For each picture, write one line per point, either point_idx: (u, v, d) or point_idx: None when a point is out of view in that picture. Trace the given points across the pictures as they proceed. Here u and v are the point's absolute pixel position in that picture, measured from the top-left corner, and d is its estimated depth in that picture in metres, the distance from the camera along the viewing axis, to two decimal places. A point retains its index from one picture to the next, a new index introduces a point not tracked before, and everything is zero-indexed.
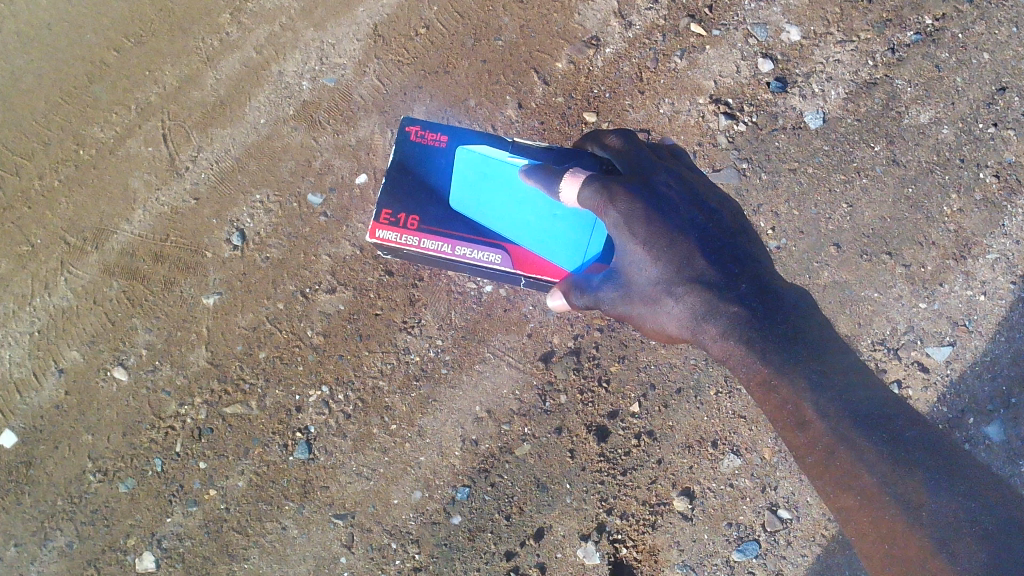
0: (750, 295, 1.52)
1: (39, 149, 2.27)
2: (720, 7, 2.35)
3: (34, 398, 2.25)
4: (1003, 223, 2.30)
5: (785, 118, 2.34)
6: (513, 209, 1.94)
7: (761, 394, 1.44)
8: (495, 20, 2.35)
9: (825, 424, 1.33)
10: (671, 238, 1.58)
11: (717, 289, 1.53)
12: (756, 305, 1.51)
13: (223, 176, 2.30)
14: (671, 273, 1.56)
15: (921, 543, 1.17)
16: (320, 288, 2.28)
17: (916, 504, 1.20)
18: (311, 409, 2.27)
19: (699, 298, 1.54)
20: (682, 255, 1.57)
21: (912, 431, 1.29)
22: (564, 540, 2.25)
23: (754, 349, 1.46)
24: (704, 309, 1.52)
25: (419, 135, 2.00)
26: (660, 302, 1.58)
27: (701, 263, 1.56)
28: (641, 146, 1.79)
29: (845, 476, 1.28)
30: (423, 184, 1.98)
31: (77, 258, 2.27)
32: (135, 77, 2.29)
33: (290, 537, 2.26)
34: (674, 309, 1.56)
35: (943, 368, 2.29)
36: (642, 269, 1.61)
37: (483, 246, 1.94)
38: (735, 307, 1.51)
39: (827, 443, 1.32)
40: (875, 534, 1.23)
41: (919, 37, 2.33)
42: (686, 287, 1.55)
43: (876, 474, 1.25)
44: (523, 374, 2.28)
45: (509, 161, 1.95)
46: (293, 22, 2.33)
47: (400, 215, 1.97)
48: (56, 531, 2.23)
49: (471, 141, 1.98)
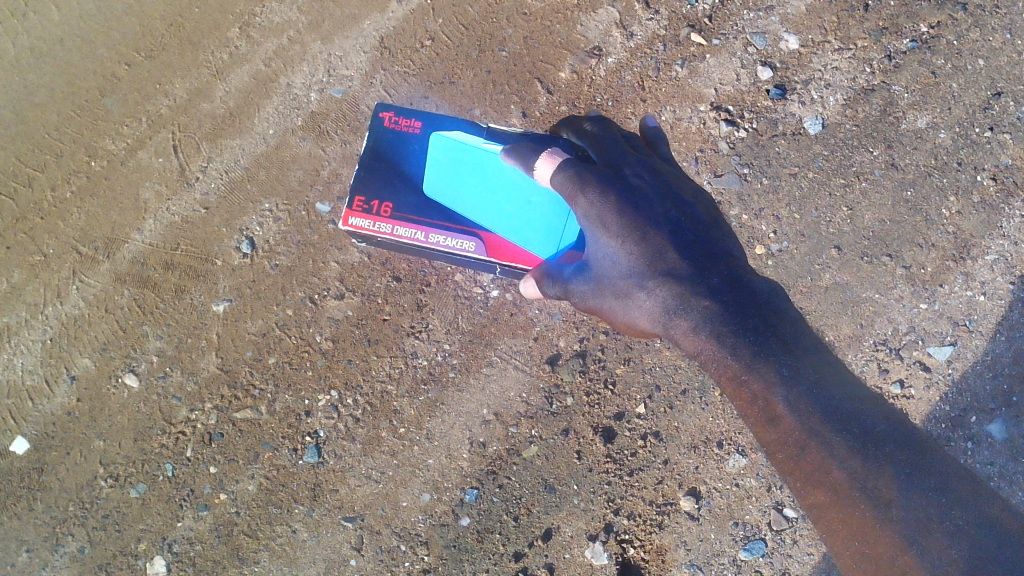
0: (721, 290, 1.56)
1: (51, 161, 2.31)
2: (719, 17, 2.40)
3: (46, 405, 2.28)
4: (1001, 225, 2.33)
5: (784, 124, 2.38)
6: (485, 196, 2.00)
7: (744, 391, 1.47)
8: (499, 31, 2.40)
9: (795, 421, 1.39)
10: (644, 233, 1.64)
11: (690, 283, 1.58)
12: (728, 299, 1.55)
13: (233, 186, 2.34)
14: (643, 267, 1.62)
15: (892, 540, 1.25)
16: (328, 294, 2.32)
17: (887, 501, 1.27)
18: (320, 414, 2.29)
19: (669, 291, 1.59)
20: (654, 248, 1.62)
21: (884, 427, 1.36)
22: (572, 541, 2.28)
23: (724, 344, 1.50)
24: (676, 302, 1.57)
25: (393, 122, 2.05)
26: (631, 295, 1.63)
27: (673, 257, 1.61)
28: (614, 135, 1.87)
29: (816, 471, 1.34)
30: (396, 171, 2.03)
31: (88, 268, 2.30)
32: (147, 90, 2.34)
33: (300, 540, 2.28)
34: (645, 302, 1.61)
35: (945, 367, 2.31)
36: (614, 264, 1.68)
37: (457, 234, 2.00)
38: (706, 301, 1.55)
39: (796, 438, 1.38)
40: (844, 529, 1.30)
41: (915, 44, 2.38)
42: (658, 280, 1.60)
43: (845, 470, 1.32)
44: (529, 377, 2.30)
45: (482, 147, 2.01)
46: (302, 35, 2.37)
47: (373, 203, 2.03)
48: (68, 537, 2.25)
49: (446, 128, 2.05)
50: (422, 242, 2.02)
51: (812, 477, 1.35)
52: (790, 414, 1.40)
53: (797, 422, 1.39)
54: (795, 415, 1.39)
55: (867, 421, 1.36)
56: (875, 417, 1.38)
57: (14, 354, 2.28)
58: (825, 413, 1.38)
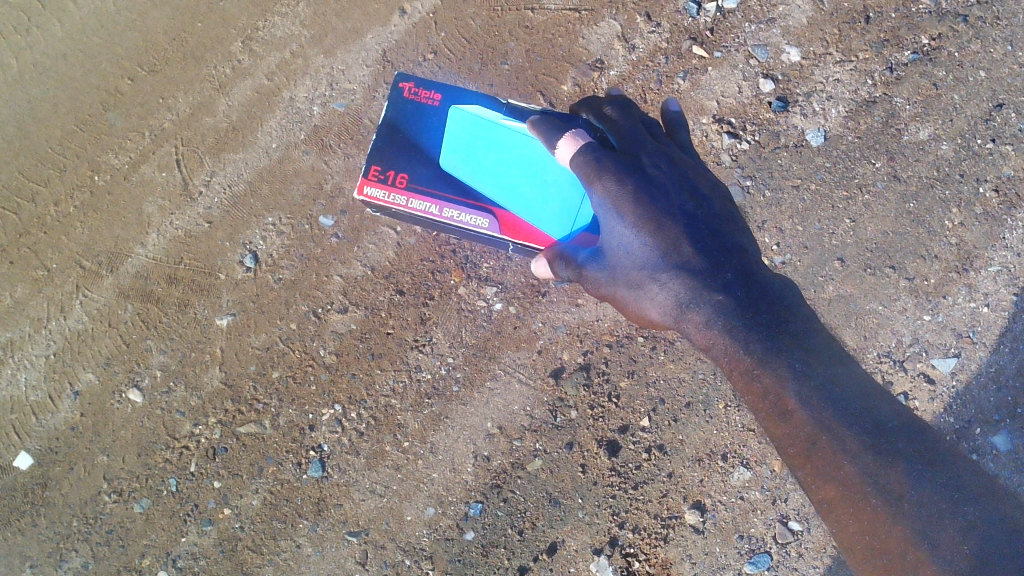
0: (735, 285, 1.56)
1: (54, 176, 2.32)
2: (721, 29, 2.41)
3: (50, 420, 2.28)
4: (1003, 236, 2.33)
5: (787, 136, 2.38)
6: (500, 170, 1.98)
7: (756, 385, 1.48)
8: (502, 44, 2.41)
9: (807, 414, 1.40)
10: (659, 225, 1.63)
11: (703, 277, 1.58)
12: (740, 294, 1.55)
13: (236, 200, 2.34)
14: (657, 259, 1.62)
15: (904, 536, 1.27)
16: (332, 307, 2.32)
17: (899, 497, 1.30)
18: (324, 428, 2.29)
19: (682, 285, 1.59)
20: (669, 241, 1.61)
21: (894, 419, 1.38)
22: (576, 555, 2.27)
23: (737, 338, 1.51)
24: (689, 296, 1.58)
25: (413, 92, 2.03)
26: (643, 286, 1.63)
27: (688, 250, 1.60)
28: (634, 121, 1.82)
29: (828, 466, 1.36)
30: (413, 143, 2.01)
31: (92, 282, 2.31)
32: (150, 104, 2.34)
33: (305, 554, 2.27)
34: (657, 295, 1.61)
35: (949, 380, 2.30)
36: (627, 253, 1.67)
37: (470, 209, 1.98)
38: (719, 297, 1.56)
39: (807, 434, 1.39)
40: (855, 525, 1.32)
41: (916, 56, 2.39)
42: (672, 273, 1.60)
43: (857, 465, 1.34)
44: (533, 391, 2.30)
45: (501, 123, 1.99)
46: (304, 49, 2.38)
47: (389, 173, 2.00)
48: (72, 552, 2.25)
49: (465, 102, 2.03)
50: (435, 214, 2.00)
51: (822, 473, 1.37)
52: (801, 408, 1.42)
53: (807, 416, 1.40)
54: (806, 409, 1.41)
55: (879, 415, 1.38)
56: (887, 414, 1.39)
57: (17, 369, 2.28)
58: (836, 407, 1.40)
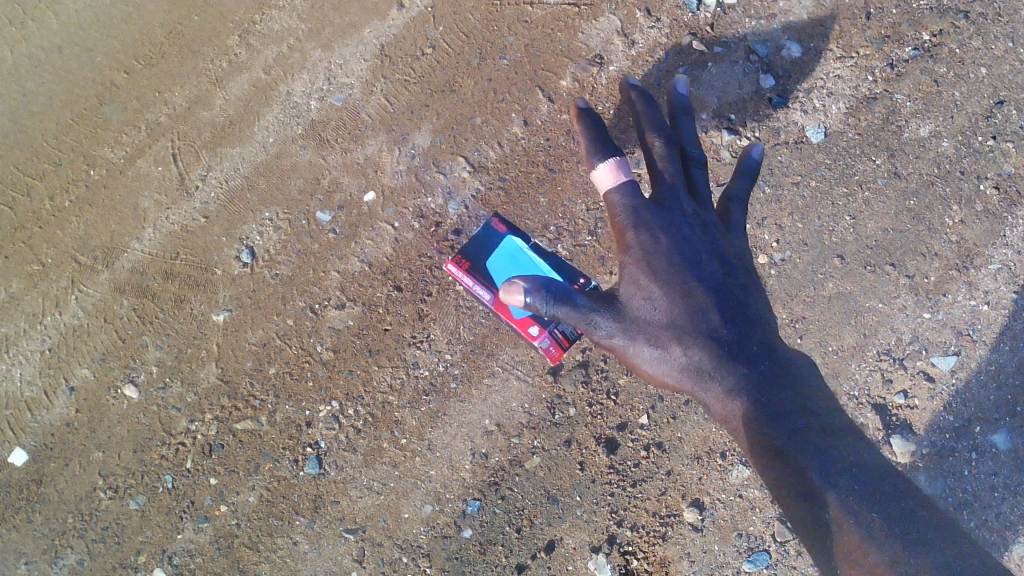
0: (760, 361, 1.74)
1: (50, 170, 2.31)
2: (721, 25, 2.40)
3: (45, 416, 2.26)
4: (1004, 234, 2.32)
5: (787, 133, 2.37)
6: (536, 278, 2.19)
7: (787, 466, 1.53)
8: (500, 39, 2.39)
9: (836, 497, 1.44)
10: (689, 292, 1.85)
11: (724, 346, 1.79)
12: (765, 370, 1.73)
13: (233, 195, 2.32)
14: (685, 321, 1.82)
15: None
16: (329, 304, 2.31)
17: None
18: (321, 424, 2.27)
19: (703, 352, 1.80)
20: (701, 311, 1.80)
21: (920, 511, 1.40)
22: (575, 553, 2.25)
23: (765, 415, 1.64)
24: (712, 362, 1.77)
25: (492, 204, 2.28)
26: (670, 347, 1.81)
27: (716, 319, 1.80)
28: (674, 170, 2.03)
29: (855, 552, 1.38)
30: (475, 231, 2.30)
31: (88, 277, 2.29)
32: (146, 98, 2.33)
33: (301, 552, 2.26)
34: (680, 358, 1.82)
35: (949, 377, 2.28)
36: (653, 316, 1.87)
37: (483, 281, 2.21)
38: (743, 373, 1.73)
39: (834, 516, 1.43)
40: None
41: (917, 52, 2.38)
42: (696, 339, 1.81)
43: (883, 554, 1.35)
44: (532, 388, 2.28)
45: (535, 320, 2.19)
46: (302, 43, 2.37)
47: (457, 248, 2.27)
48: (67, 549, 2.23)
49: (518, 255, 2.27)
50: (480, 299, 2.25)
51: (850, 558, 1.39)
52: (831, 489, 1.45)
53: (836, 498, 1.44)
54: (835, 490, 1.45)
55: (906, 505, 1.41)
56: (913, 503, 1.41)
57: (12, 364, 2.27)
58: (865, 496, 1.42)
